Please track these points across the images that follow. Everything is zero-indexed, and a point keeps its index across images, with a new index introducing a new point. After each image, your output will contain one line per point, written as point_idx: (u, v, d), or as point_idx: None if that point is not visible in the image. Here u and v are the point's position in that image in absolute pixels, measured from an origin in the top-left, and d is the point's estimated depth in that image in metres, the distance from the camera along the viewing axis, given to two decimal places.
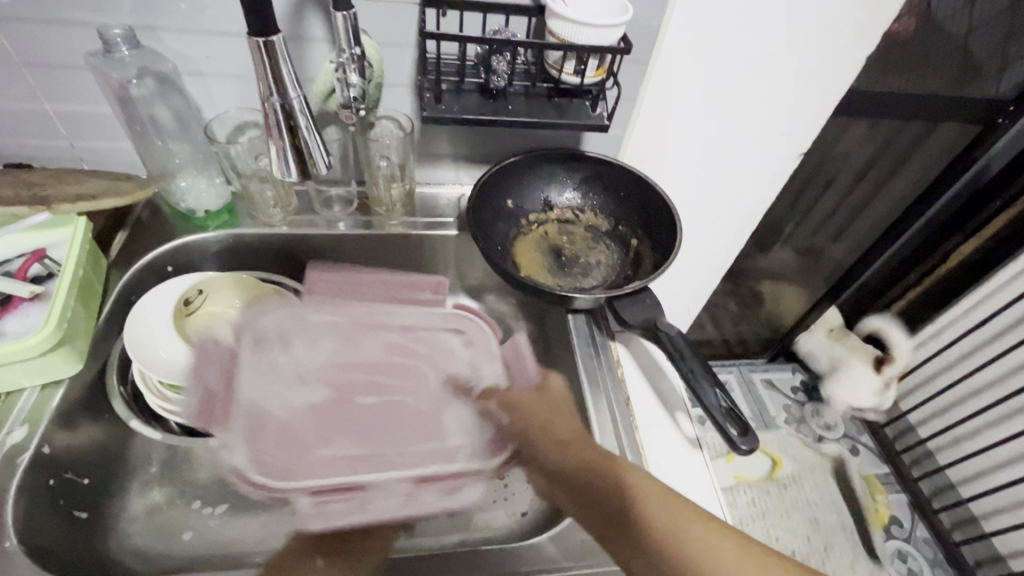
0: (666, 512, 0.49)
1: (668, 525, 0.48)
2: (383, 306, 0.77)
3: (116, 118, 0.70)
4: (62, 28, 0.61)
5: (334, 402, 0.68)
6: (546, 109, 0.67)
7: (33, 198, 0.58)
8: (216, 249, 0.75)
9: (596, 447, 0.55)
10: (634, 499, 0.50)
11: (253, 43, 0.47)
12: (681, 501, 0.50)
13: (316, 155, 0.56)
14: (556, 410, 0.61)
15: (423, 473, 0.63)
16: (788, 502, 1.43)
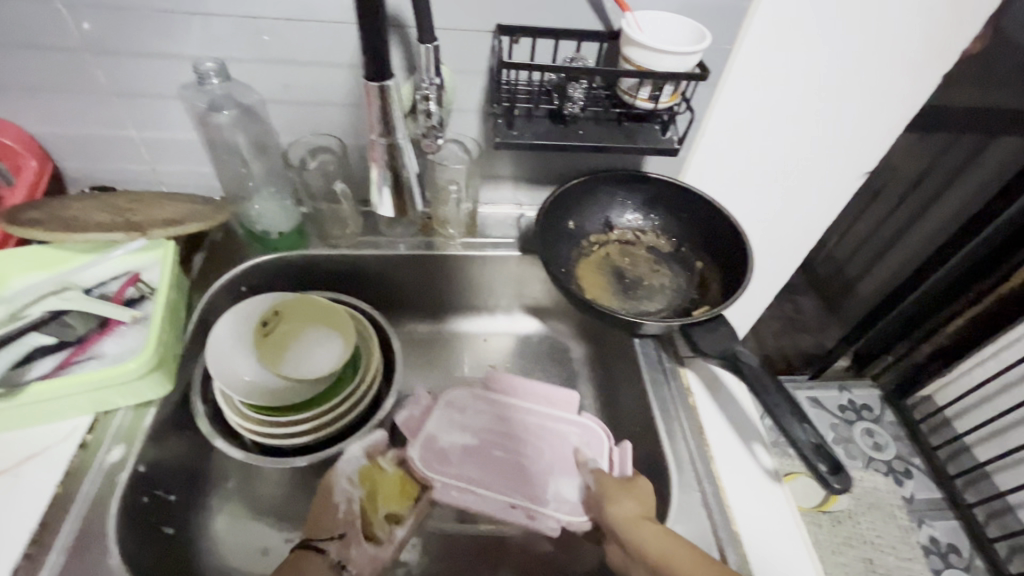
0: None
1: None
2: (553, 389, 0.72)
3: (197, 143, 0.73)
4: (154, 61, 0.64)
5: (479, 446, 0.66)
6: (616, 134, 0.67)
7: (128, 225, 0.61)
8: (286, 270, 0.77)
9: (655, 527, 0.53)
10: None
11: (370, 87, 0.58)
12: None
13: (412, 194, 0.69)
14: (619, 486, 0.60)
15: (511, 499, 0.62)
16: (841, 538, 1.38)
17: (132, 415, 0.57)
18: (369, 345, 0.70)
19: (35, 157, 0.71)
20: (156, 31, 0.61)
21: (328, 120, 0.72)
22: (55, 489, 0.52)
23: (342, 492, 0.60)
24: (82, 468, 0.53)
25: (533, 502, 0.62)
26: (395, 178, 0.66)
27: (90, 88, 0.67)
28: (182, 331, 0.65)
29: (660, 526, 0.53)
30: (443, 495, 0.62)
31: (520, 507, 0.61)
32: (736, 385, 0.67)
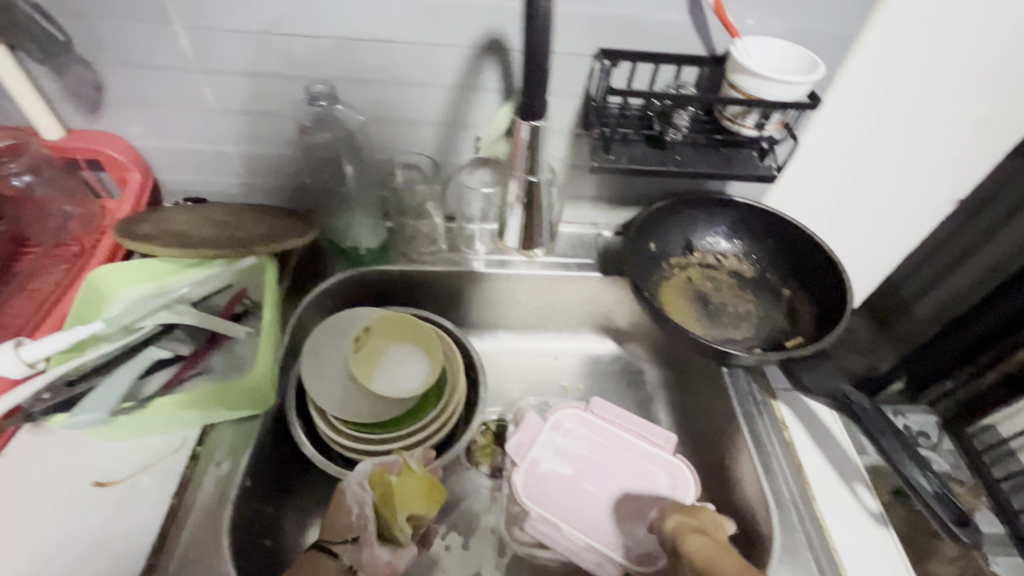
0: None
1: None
2: (647, 423, 0.73)
3: (290, 159, 0.74)
4: (260, 81, 0.66)
5: (570, 491, 0.68)
6: (713, 160, 0.66)
7: (233, 241, 0.62)
8: (370, 284, 0.78)
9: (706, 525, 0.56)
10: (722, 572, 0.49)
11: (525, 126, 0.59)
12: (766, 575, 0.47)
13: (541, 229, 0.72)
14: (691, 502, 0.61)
15: (591, 539, 0.64)
16: None
17: (239, 430, 0.58)
18: (451, 361, 0.70)
19: (138, 170, 0.73)
20: (266, 52, 0.63)
21: (418, 138, 0.72)
22: (170, 500, 0.53)
23: (352, 500, 0.57)
24: (195, 480, 0.54)
25: (610, 545, 0.64)
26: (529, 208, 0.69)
27: (195, 104, 0.68)
28: (279, 345, 0.67)
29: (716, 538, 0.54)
30: (534, 527, 0.66)
31: (599, 548, 0.64)
32: (839, 427, 0.66)
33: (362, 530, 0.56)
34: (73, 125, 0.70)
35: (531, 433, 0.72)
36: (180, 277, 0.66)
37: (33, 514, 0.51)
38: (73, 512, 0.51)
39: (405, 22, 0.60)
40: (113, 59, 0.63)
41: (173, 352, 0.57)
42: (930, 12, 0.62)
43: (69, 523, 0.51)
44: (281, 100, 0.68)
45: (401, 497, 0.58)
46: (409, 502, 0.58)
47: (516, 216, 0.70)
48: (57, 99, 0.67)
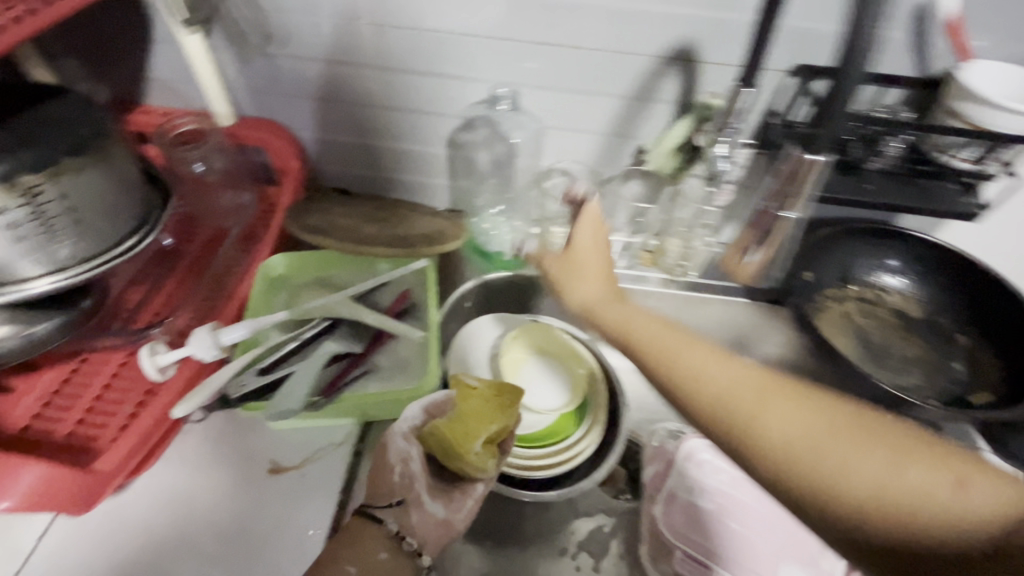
0: (826, 444, 0.38)
1: (760, 409, 0.40)
2: None
3: (441, 157, 0.74)
4: (434, 80, 0.65)
5: (715, 531, 0.64)
6: (910, 191, 0.61)
7: (400, 241, 0.62)
8: (508, 289, 0.77)
9: (676, 340, 0.48)
10: (688, 366, 0.45)
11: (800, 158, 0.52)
12: (777, 386, 0.41)
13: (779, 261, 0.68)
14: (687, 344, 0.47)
15: None
16: None
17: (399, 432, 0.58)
18: (595, 379, 0.67)
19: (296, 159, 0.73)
20: (445, 51, 0.62)
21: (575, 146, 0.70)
22: (341, 495, 0.54)
23: (396, 454, 0.52)
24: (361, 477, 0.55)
25: None
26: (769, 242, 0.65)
27: (362, 99, 0.69)
28: None
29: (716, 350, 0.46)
30: (682, 567, 0.62)
31: None
32: None
33: (407, 490, 0.51)
34: (244, 113, 0.72)
35: (664, 463, 0.69)
36: (338, 271, 0.67)
37: (216, 492, 0.53)
38: (252, 495, 0.53)
39: (594, 28, 0.58)
40: (295, 51, 0.64)
41: (345, 347, 0.56)
42: None
43: (250, 506, 0.53)
44: (447, 99, 0.67)
45: (464, 435, 0.51)
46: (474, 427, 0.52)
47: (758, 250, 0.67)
48: (237, 87, 0.69)
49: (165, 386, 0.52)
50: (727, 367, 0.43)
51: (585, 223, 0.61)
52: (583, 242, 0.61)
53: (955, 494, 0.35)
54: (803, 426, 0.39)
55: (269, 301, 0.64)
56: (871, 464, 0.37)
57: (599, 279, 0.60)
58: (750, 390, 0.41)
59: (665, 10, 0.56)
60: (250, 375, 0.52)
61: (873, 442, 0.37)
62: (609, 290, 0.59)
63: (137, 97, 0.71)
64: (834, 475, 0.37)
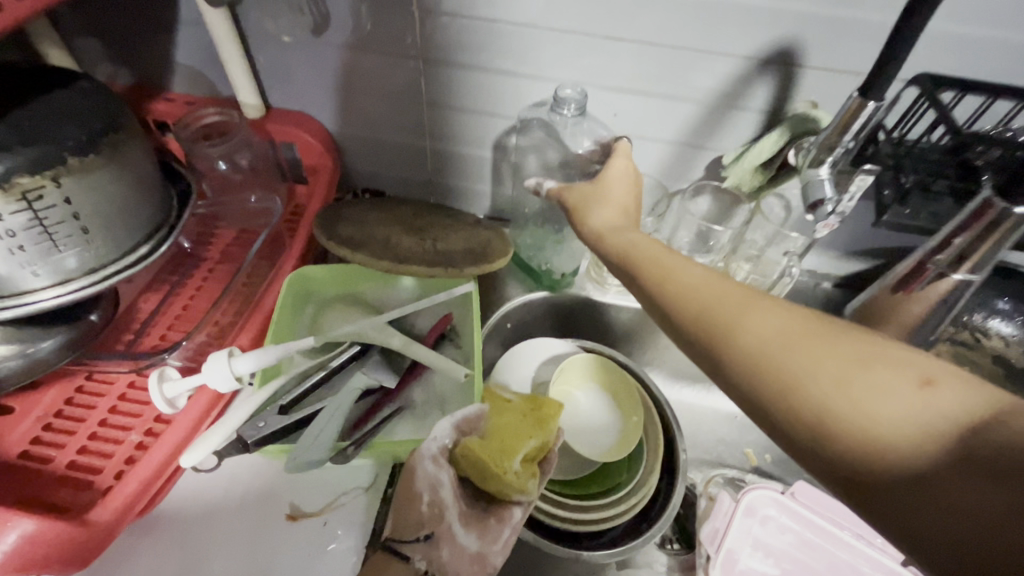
0: (796, 342, 0.32)
1: (738, 315, 0.34)
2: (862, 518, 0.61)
3: (487, 160, 0.67)
4: (487, 76, 0.58)
5: None
6: None
7: (443, 260, 0.55)
8: (557, 310, 0.70)
9: (666, 253, 0.41)
10: (672, 277, 0.39)
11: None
12: (754, 294, 0.35)
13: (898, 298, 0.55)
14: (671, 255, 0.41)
15: None
16: None
17: None
18: (651, 419, 0.60)
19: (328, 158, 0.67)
20: (502, 44, 0.54)
21: (640, 155, 0.62)
22: (362, 552, 0.47)
23: (425, 480, 0.45)
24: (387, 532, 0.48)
25: None
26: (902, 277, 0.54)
27: (403, 94, 0.61)
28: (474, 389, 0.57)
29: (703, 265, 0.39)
30: None
31: None
32: None
33: (438, 521, 0.44)
34: (274, 104, 0.66)
35: (725, 518, 0.60)
36: (371, 283, 0.61)
37: (227, 538, 0.47)
38: (266, 545, 0.47)
39: (679, 22, 0.50)
40: (332, 38, 0.57)
41: (376, 381, 0.50)
42: None
43: (262, 558, 0.46)
44: (499, 98, 0.59)
45: (501, 451, 0.47)
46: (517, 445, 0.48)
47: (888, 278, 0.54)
48: (267, 77, 0.63)
49: (175, 419, 0.46)
50: (692, 271, 0.39)
51: (619, 159, 0.51)
52: (614, 163, 0.51)
53: (923, 395, 0.28)
54: (781, 335, 0.33)
55: (294, 315, 0.57)
56: (843, 363, 0.31)
57: (620, 212, 0.48)
58: (718, 289, 0.36)
59: (770, 4, 0.47)
60: (270, 414, 0.44)
61: (848, 347, 0.31)
62: (630, 211, 0.48)
63: (160, 83, 0.65)
64: (800, 370, 0.31)
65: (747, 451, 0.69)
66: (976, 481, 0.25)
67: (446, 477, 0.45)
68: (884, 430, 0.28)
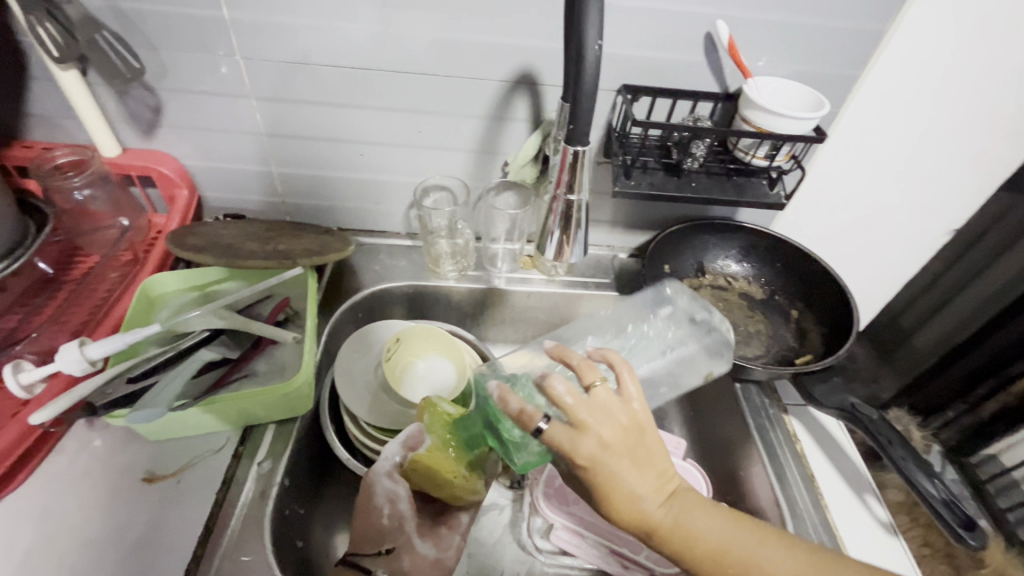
0: (753, 552, 0.44)
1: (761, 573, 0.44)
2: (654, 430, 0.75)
3: (329, 179, 0.79)
4: (310, 108, 0.71)
5: None
6: (725, 187, 0.71)
7: (279, 255, 0.66)
8: (403, 297, 0.83)
9: (655, 481, 0.46)
10: (683, 538, 0.45)
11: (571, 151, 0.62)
12: (742, 529, 0.46)
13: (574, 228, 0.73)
14: (659, 487, 0.46)
15: (612, 545, 0.64)
16: None
17: (280, 433, 0.61)
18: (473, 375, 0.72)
19: (186, 187, 0.77)
20: (320, 83, 0.69)
21: (449, 163, 0.78)
22: (216, 495, 0.55)
23: (385, 494, 0.59)
24: (237, 479, 0.57)
25: (633, 550, 0.64)
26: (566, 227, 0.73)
27: (245, 128, 0.73)
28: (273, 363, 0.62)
29: (691, 498, 0.46)
30: (556, 539, 0.66)
31: (621, 553, 0.64)
32: (848, 442, 0.69)
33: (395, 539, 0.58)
34: (129, 144, 0.75)
35: None
36: (223, 285, 0.69)
37: (87, 506, 0.54)
38: (125, 504, 0.54)
39: (447, 59, 0.66)
40: (174, 85, 0.69)
41: (221, 354, 0.60)
42: (930, 57, 0.67)
43: (122, 515, 0.53)
44: (326, 126, 0.73)
45: (451, 460, 0.59)
46: (455, 459, 0.60)
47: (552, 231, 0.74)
48: (118, 120, 0.72)
49: (31, 403, 0.53)
50: (672, 513, 0.45)
51: (603, 422, 0.45)
52: (584, 431, 0.44)
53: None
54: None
55: (150, 317, 0.65)
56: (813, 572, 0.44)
57: (632, 502, 0.45)
58: (695, 528, 0.45)
59: (503, 41, 0.65)
60: (118, 384, 0.54)
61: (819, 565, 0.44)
62: (659, 490, 0.45)
63: (16, 132, 0.73)
64: None
65: None
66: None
67: (401, 489, 0.59)
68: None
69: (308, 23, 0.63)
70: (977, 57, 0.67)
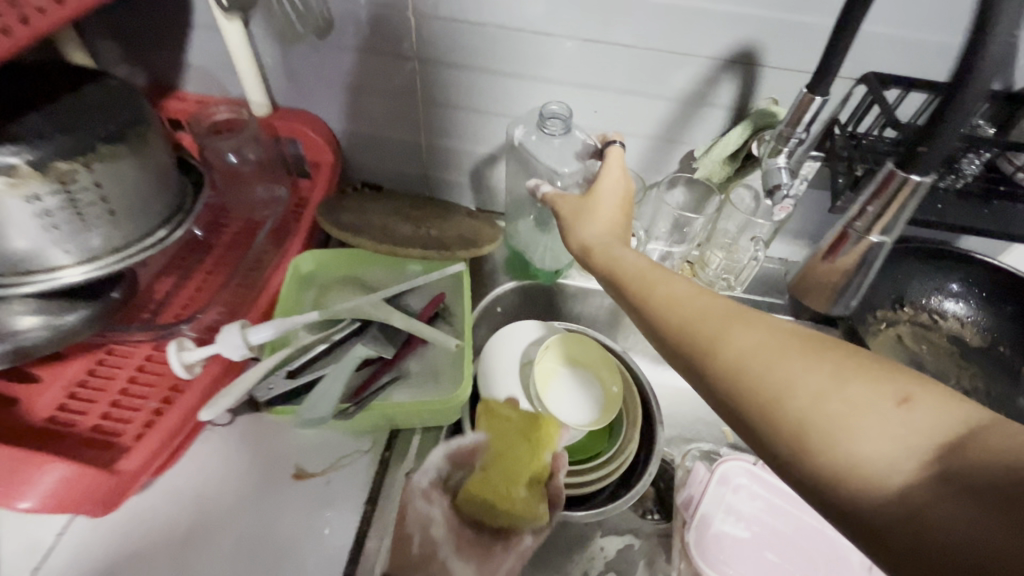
0: (781, 387, 0.33)
1: (793, 384, 0.33)
2: None
3: (481, 157, 0.72)
4: (477, 75, 0.63)
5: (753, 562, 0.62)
6: (982, 213, 0.56)
7: (435, 244, 0.60)
8: (544, 294, 0.75)
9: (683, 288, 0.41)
10: (686, 322, 0.39)
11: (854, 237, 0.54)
12: (799, 342, 0.35)
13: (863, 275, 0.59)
14: (710, 304, 0.39)
15: None
16: None
17: (427, 442, 0.56)
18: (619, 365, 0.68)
19: (331, 152, 0.72)
20: (493, 47, 0.59)
21: None
22: (365, 507, 0.51)
23: (419, 519, 0.49)
24: (386, 492, 0.52)
25: None
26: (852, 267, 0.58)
27: (400, 94, 0.66)
28: (423, 367, 0.56)
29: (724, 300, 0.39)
30: None
31: None
32: None
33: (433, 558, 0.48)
34: (279, 103, 0.70)
35: (698, 486, 0.65)
36: (369, 266, 0.64)
37: (239, 498, 0.51)
38: (273, 500, 0.51)
39: (649, 27, 0.55)
40: (333, 42, 0.62)
41: (375, 351, 0.54)
42: None
43: (271, 513, 0.51)
44: (491, 98, 0.64)
45: (508, 471, 0.51)
46: (515, 470, 0.52)
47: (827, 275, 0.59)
48: (273, 76, 0.67)
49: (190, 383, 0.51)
50: (774, 331, 0.36)
51: (608, 181, 0.54)
52: (670, 279, 0.42)
53: (900, 414, 0.31)
54: (853, 404, 0.31)
55: (299, 298, 0.61)
56: (861, 397, 0.32)
57: (613, 223, 0.52)
58: (776, 347, 0.35)
59: (731, 9, 0.52)
60: (278, 378, 0.50)
61: (881, 387, 0.32)
62: (615, 224, 0.51)
63: (172, 83, 0.70)
64: (850, 421, 0.31)
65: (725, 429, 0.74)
66: (959, 496, 0.27)
67: (438, 514, 0.49)
68: (883, 466, 0.29)
69: None
70: None
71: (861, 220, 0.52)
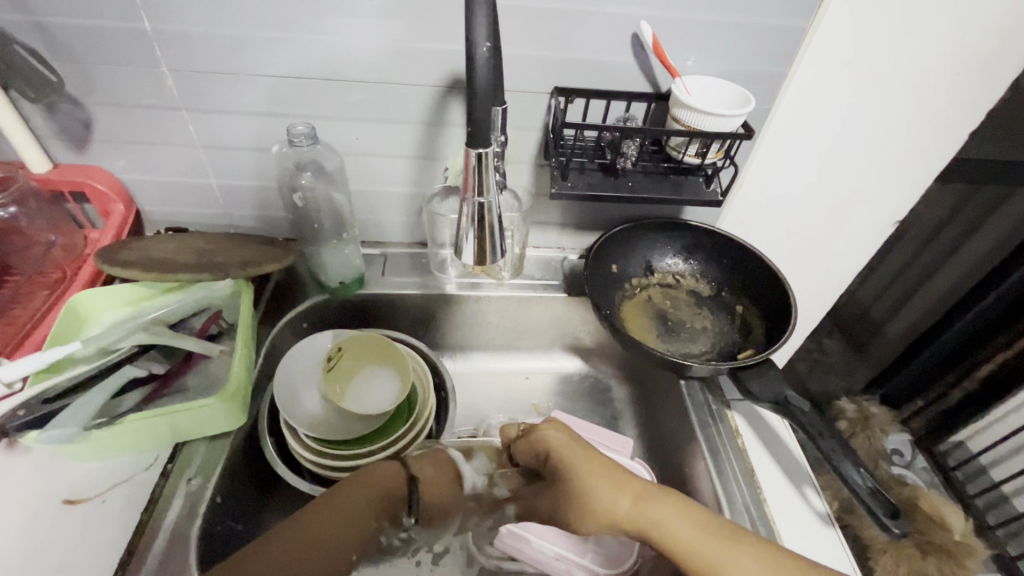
0: (645, 513, 0.54)
1: (660, 525, 0.53)
2: (602, 430, 0.75)
3: (274, 191, 0.79)
4: (243, 118, 0.70)
5: None
6: (662, 186, 0.72)
7: (212, 267, 0.65)
8: (351, 307, 0.83)
9: (600, 464, 0.57)
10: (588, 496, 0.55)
11: (472, 203, 0.53)
12: (650, 495, 0.55)
13: (495, 248, 0.57)
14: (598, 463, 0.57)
15: (558, 549, 0.65)
16: None
17: (212, 448, 0.60)
18: (418, 360, 0.75)
19: (122, 203, 0.76)
20: (250, 91, 0.68)
21: (390, 171, 0.77)
22: (140, 516, 0.54)
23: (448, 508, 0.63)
24: (165, 499, 0.55)
25: (576, 554, 0.65)
26: (483, 230, 0.55)
27: (178, 140, 0.72)
28: (204, 379, 0.62)
29: (631, 489, 0.56)
30: (502, 543, 0.66)
31: (568, 558, 0.65)
32: (789, 435, 0.69)
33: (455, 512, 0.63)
34: (60, 160, 0.74)
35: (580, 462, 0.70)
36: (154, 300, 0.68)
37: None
38: (40, 530, 0.52)
39: (380, 65, 0.66)
40: (100, 99, 0.68)
41: (147, 371, 0.60)
42: (856, 55, 0.69)
43: (37, 541, 0.52)
44: (264, 136, 0.72)
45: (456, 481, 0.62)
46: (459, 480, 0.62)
47: (468, 238, 0.56)
48: (47, 136, 0.71)
49: None
50: (636, 491, 0.55)
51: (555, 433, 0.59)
52: (596, 493, 0.55)
53: (722, 539, 0.52)
54: (681, 522, 0.53)
55: (78, 335, 0.64)
56: (679, 521, 0.53)
57: (592, 477, 0.56)
58: (638, 496, 0.55)
59: (435, 47, 0.65)
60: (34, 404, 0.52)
61: (691, 515, 0.53)
62: (608, 492, 0.55)
63: None
64: (681, 529, 0.53)
65: (532, 403, 0.86)
66: None
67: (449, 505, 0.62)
68: None
69: (234, 33, 0.63)
70: (892, 52, 0.69)
71: (468, 191, 0.52)
